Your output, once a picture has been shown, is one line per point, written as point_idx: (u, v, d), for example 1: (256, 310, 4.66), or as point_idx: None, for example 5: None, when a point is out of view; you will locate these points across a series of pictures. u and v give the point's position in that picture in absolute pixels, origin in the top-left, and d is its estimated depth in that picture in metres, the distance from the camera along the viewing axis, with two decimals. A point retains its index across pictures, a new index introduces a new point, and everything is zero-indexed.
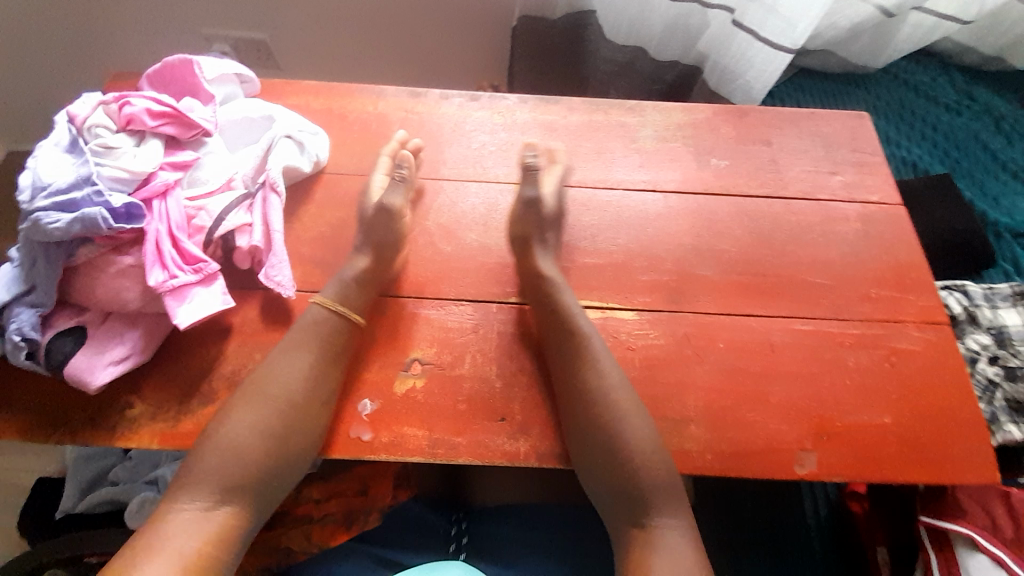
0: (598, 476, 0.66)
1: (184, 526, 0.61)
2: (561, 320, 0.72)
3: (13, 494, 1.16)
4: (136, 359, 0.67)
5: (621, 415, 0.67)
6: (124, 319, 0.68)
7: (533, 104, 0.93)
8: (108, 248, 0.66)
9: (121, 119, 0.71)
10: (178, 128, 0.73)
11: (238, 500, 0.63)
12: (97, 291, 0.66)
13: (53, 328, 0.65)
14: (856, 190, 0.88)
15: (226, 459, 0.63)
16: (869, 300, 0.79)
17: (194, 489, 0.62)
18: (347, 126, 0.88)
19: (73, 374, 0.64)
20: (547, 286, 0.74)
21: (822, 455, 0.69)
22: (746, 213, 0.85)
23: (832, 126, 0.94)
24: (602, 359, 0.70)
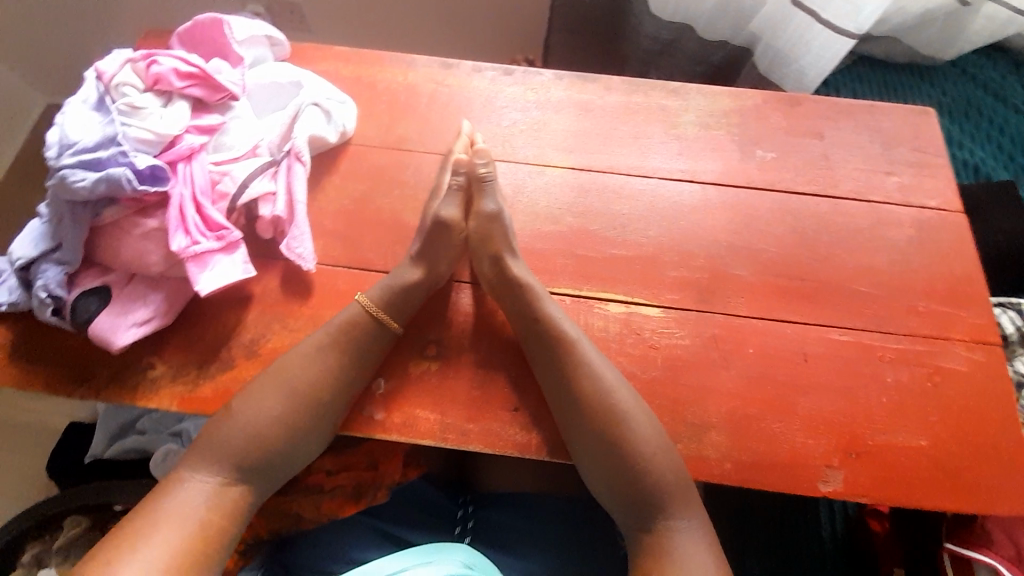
0: (606, 477, 0.64)
1: (194, 496, 0.61)
2: (543, 327, 0.67)
3: (47, 435, 1.22)
4: (157, 322, 0.68)
5: (635, 416, 0.64)
6: (147, 281, 0.68)
7: (569, 81, 0.88)
8: (132, 210, 0.66)
9: (149, 78, 0.70)
10: (206, 90, 0.72)
11: (251, 475, 0.64)
12: (122, 252, 0.66)
13: (78, 286, 0.66)
14: (912, 194, 0.82)
15: (239, 434, 0.64)
16: (915, 313, 0.74)
17: (204, 463, 0.63)
18: (376, 96, 0.86)
19: (97, 333, 0.65)
20: (526, 292, 0.69)
21: (848, 473, 0.66)
22: (790, 211, 0.80)
23: (892, 122, 0.87)
24: (591, 362, 0.66)
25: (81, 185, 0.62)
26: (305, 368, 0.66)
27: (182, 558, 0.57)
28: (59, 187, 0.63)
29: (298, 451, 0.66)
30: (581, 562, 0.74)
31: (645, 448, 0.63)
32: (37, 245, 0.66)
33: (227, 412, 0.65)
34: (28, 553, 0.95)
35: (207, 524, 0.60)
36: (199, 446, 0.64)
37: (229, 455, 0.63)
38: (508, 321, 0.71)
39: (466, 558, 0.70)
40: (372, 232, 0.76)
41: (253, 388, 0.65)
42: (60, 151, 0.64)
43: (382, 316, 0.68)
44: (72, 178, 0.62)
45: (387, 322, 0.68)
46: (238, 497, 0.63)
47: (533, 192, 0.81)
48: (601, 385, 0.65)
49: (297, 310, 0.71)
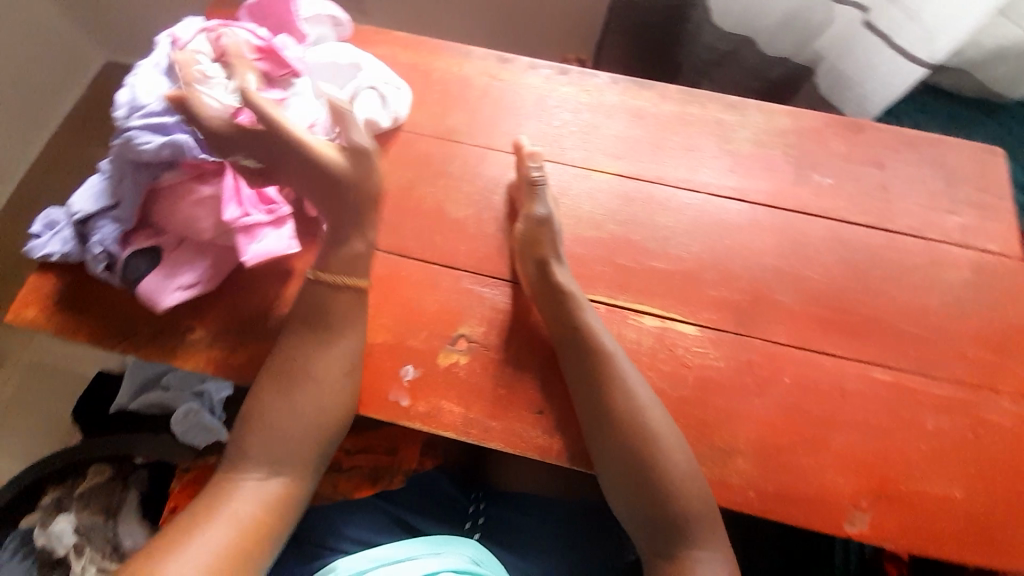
0: (638, 505, 0.63)
1: (243, 493, 0.62)
2: (581, 337, 0.67)
3: (78, 380, 1.27)
4: (202, 288, 0.69)
5: (672, 442, 0.63)
6: (196, 248, 0.69)
7: (624, 86, 0.87)
8: (190, 175, 0.67)
9: (218, 49, 0.71)
10: (271, 65, 0.74)
11: (289, 466, 0.64)
12: (174, 216, 0.67)
13: (131, 245, 0.68)
14: (973, 235, 0.78)
15: (284, 424, 0.65)
16: (964, 360, 0.71)
17: (249, 458, 0.64)
18: (429, 85, 0.86)
19: (144, 293, 0.67)
20: (567, 300, 0.69)
21: (876, 517, 0.63)
22: (842, 241, 0.77)
23: (958, 158, 0.83)
24: (627, 379, 0.66)
25: (146, 148, 0.64)
26: (344, 353, 0.67)
27: (229, 549, 0.58)
28: (125, 147, 0.66)
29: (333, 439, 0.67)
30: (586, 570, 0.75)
31: (681, 476, 0.62)
32: (96, 201, 0.69)
33: (268, 403, 0.66)
34: (48, 497, 0.98)
35: (254, 518, 0.61)
36: (241, 440, 0.65)
37: (270, 448, 0.64)
38: (545, 329, 0.71)
39: (473, 554, 0.71)
40: (414, 219, 0.77)
41: (291, 374, 0.66)
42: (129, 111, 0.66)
43: (352, 277, 0.69)
44: (140, 140, 0.64)
45: (353, 282, 0.69)
46: (281, 490, 0.64)
47: (577, 195, 0.80)
48: (637, 405, 0.65)
49: None
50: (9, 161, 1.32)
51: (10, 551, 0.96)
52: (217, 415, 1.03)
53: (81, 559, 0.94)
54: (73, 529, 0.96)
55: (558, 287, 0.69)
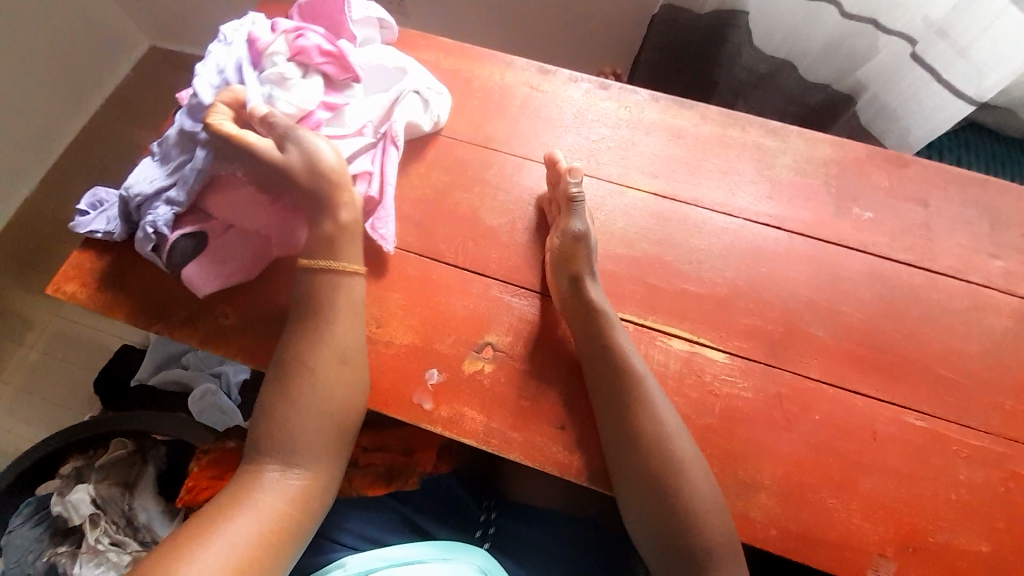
0: (661, 532, 0.62)
1: (266, 486, 0.62)
2: (610, 356, 0.67)
3: (101, 355, 1.30)
4: (245, 276, 0.71)
5: (697, 471, 0.63)
6: (241, 237, 0.71)
7: (664, 104, 0.86)
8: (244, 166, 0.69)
9: (293, 49, 0.74)
10: (337, 68, 0.76)
11: (312, 463, 0.64)
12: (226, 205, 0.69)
13: (177, 229, 0.70)
14: (1016, 281, 0.76)
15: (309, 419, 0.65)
16: (1001, 411, 0.69)
17: (273, 452, 0.64)
18: (470, 91, 0.86)
19: (190, 277, 0.69)
20: (598, 318, 0.68)
21: (902, 567, 0.62)
22: (881, 278, 0.76)
23: (1005, 201, 0.81)
24: (655, 402, 0.65)
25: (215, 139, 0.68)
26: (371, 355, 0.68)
27: (253, 542, 0.59)
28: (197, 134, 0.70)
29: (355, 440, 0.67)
30: None
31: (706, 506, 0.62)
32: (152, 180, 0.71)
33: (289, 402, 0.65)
34: (69, 465, 1.00)
35: (276, 513, 0.61)
36: (261, 439, 0.65)
37: (291, 449, 0.64)
38: (574, 345, 0.70)
39: (482, 563, 0.71)
40: (448, 223, 0.77)
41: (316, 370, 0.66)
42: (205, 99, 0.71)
43: (339, 262, 0.68)
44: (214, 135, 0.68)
45: (347, 267, 0.69)
46: (303, 486, 0.63)
47: (611, 212, 0.79)
48: (664, 431, 0.64)
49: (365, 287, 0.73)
50: (51, 136, 1.36)
51: (24, 517, 0.97)
52: (233, 397, 1.05)
53: (95, 530, 0.95)
54: (90, 499, 0.97)
55: (588, 303, 0.69)
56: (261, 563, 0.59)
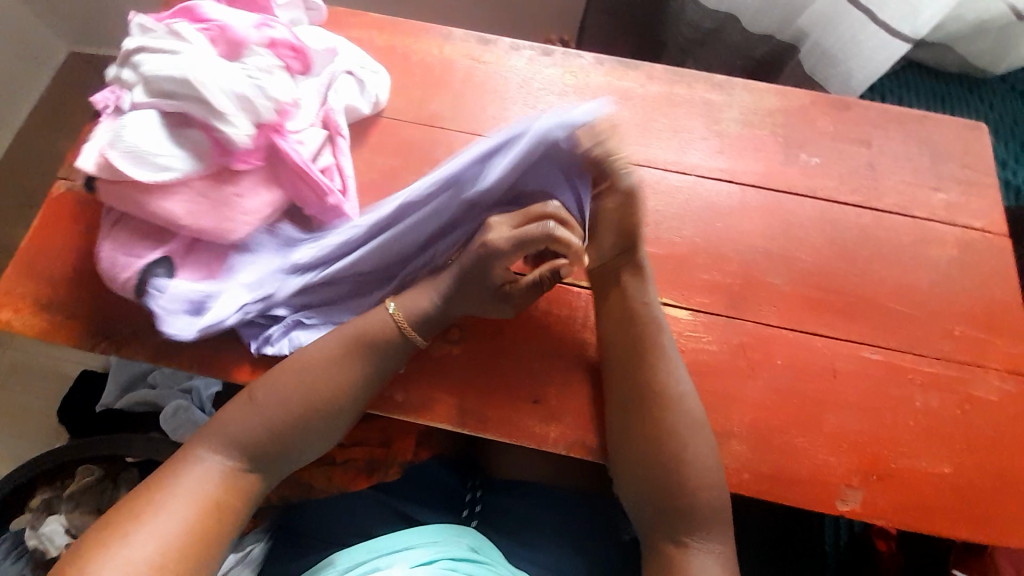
0: (640, 491, 0.64)
1: (203, 475, 0.59)
2: (633, 328, 0.66)
3: (62, 381, 1.24)
4: None
5: (685, 432, 0.63)
6: (211, 251, 0.66)
7: (609, 67, 0.85)
8: (211, 175, 0.64)
9: (228, 47, 0.66)
10: (299, 65, 0.73)
11: (273, 462, 0.62)
12: (194, 217, 0.63)
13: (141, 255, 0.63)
14: (959, 212, 0.79)
15: (268, 416, 0.62)
16: (951, 337, 0.72)
17: (224, 445, 0.61)
18: (408, 68, 0.83)
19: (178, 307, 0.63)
20: (637, 302, 0.67)
21: (868, 494, 0.65)
22: (832, 221, 0.77)
23: (944, 135, 0.84)
24: (670, 377, 0.65)
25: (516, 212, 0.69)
26: (372, 369, 0.65)
27: (192, 535, 0.56)
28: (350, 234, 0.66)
29: (330, 435, 0.64)
30: (586, 552, 0.75)
31: (692, 461, 0.62)
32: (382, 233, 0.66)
33: (261, 390, 0.63)
34: (38, 499, 0.96)
35: (216, 504, 0.59)
36: (220, 422, 0.62)
37: (255, 438, 0.61)
38: (604, 314, 0.69)
39: (472, 543, 0.71)
40: None
41: (296, 376, 0.63)
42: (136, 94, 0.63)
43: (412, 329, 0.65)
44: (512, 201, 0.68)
45: (410, 332, 0.65)
46: (250, 480, 0.61)
47: None
48: (660, 401, 0.64)
49: None
50: None
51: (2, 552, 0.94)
52: (208, 410, 1.01)
53: None
54: (65, 530, 0.93)
55: (619, 265, 0.68)
56: (196, 561, 0.56)
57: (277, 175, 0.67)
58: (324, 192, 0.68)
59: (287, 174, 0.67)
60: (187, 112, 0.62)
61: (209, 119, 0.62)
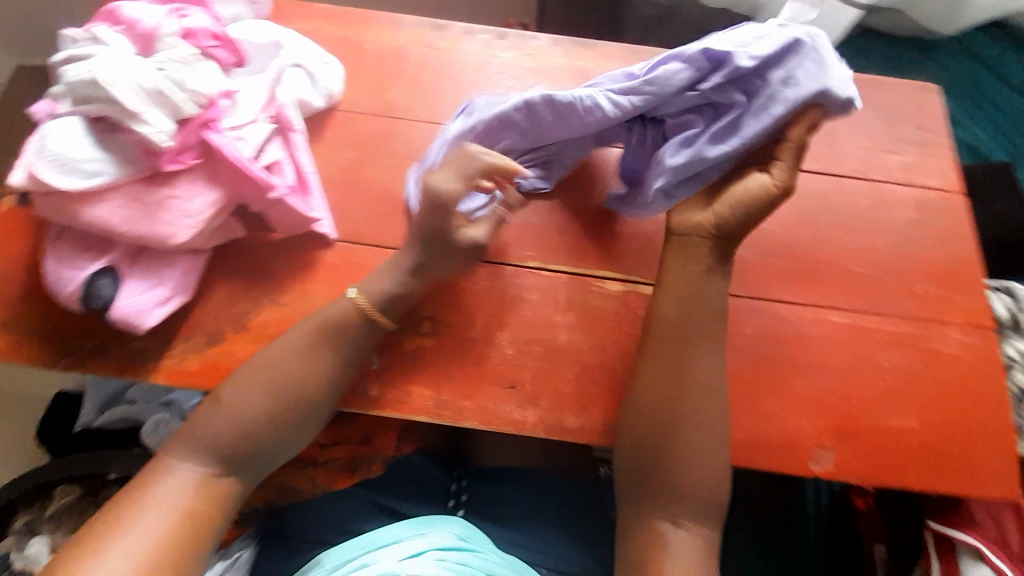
0: (630, 471, 0.63)
1: (176, 483, 0.58)
2: (688, 313, 0.65)
3: (34, 405, 1.20)
4: (178, 300, 0.65)
5: (661, 405, 0.63)
6: (158, 259, 0.64)
7: (566, 48, 0.85)
8: (141, 177, 0.61)
9: (142, 43, 0.64)
10: (228, 54, 0.71)
11: (245, 464, 0.61)
12: (130, 224, 0.61)
13: (85, 268, 0.61)
14: (915, 173, 0.80)
15: (236, 418, 0.61)
16: (912, 296, 0.74)
17: (194, 451, 0.60)
18: (362, 59, 0.82)
19: (121, 316, 0.61)
20: (699, 288, 0.66)
21: (840, 453, 0.66)
22: (793, 190, 0.78)
23: (898, 99, 0.85)
24: (685, 360, 0.64)
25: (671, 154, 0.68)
26: (340, 362, 0.64)
27: (166, 545, 0.55)
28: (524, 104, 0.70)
29: (304, 433, 0.63)
30: (576, 532, 0.76)
31: (670, 433, 0.63)
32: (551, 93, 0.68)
33: (234, 390, 0.62)
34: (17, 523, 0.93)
35: (189, 511, 0.57)
36: (191, 426, 0.61)
37: (227, 439, 0.60)
38: (693, 294, 0.66)
39: (461, 531, 0.71)
40: (364, 203, 0.73)
41: (263, 376, 0.62)
42: (60, 103, 0.61)
43: (378, 316, 0.65)
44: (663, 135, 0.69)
45: (380, 321, 0.65)
46: (224, 484, 0.60)
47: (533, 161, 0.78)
48: (645, 380, 0.64)
49: (287, 284, 0.69)
50: None
51: None
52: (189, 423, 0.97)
53: None
54: (50, 550, 0.92)
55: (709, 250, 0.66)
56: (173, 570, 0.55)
57: (215, 172, 0.64)
58: (264, 187, 0.65)
59: (225, 170, 0.64)
60: (105, 115, 0.59)
61: (127, 121, 0.59)
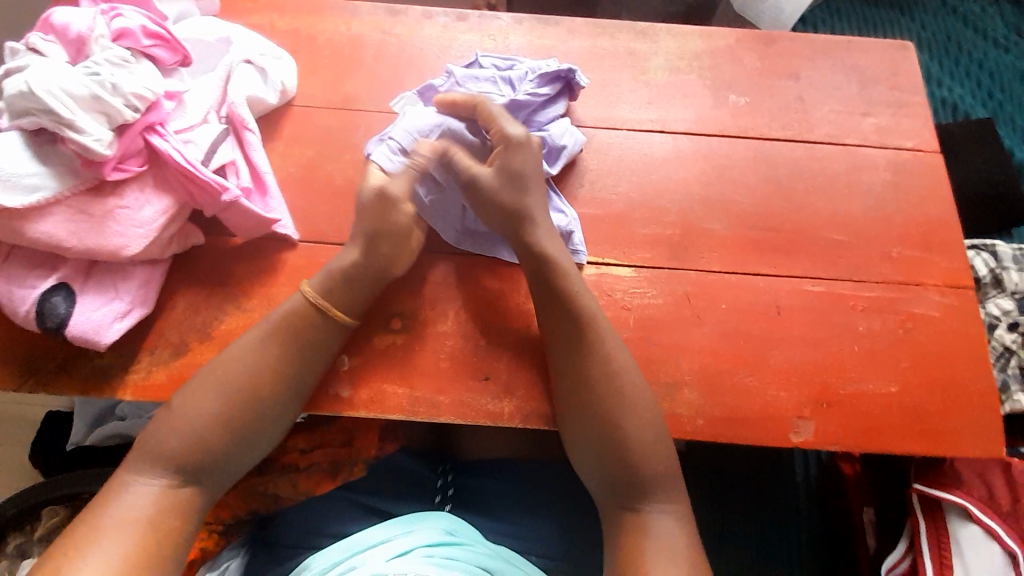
0: (597, 463, 0.62)
1: (137, 499, 0.56)
2: (562, 306, 0.64)
3: None
4: (138, 313, 0.63)
5: (629, 388, 0.62)
6: (112, 272, 0.62)
7: (528, 26, 0.82)
8: (85, 188, 0.59)
9: (74, 49, 0.61)
10: (168, 53, 0.67)
11: (208, 474, 0.59)
12: (78, 237, 0.58)
13: (36, 286, 0.60)
14: (889, 135, 0.79)
15: (194, 430, 0.59)
16: (889, 260, 0.72)
17: (154, 465, 0.58)
18: (316, 51, 0.79)
19: (77, 334, 0.59)
20: (562, 288, 0.64)
21: (819, 423, 0.66)
22: (766, 160, 0.77)
23: (871, 59, 0.83)
24: (606, 346, 0.63)
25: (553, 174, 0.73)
26: (305, 366, 0.63)
27: (129, 562, 0.53)
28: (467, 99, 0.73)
29: (266, 438, 0.62)
30: (564, 516, 0.75)
31: (640, 418, 0.62)
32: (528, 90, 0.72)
33: (190, 399, 0.60)
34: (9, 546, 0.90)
35: (152, 527, 0.55)
36: (147, 441, 0.59)
37: (185, 449, 0.59)
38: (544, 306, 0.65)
39: (446, 524, 0.70)
40: (325, 200, 0.71)
41: (220, 385, 0.61)
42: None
43: (333, 309, 0.63)
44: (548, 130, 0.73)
45: (339, 316, 0.63)
46: (187, 496, 0.58)
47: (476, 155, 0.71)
48: (605, 368, 0.63)
49: (250, 288, 0.67)
50: None
51: None
52: None
53: None
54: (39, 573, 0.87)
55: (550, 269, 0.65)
56: None
57: (163, 178, 0.62)
58: (216, 190, 0.62)
59: (174, 176, 0.62)
60: (41, 125, 0.57)
61: (61, 130, 0.56)
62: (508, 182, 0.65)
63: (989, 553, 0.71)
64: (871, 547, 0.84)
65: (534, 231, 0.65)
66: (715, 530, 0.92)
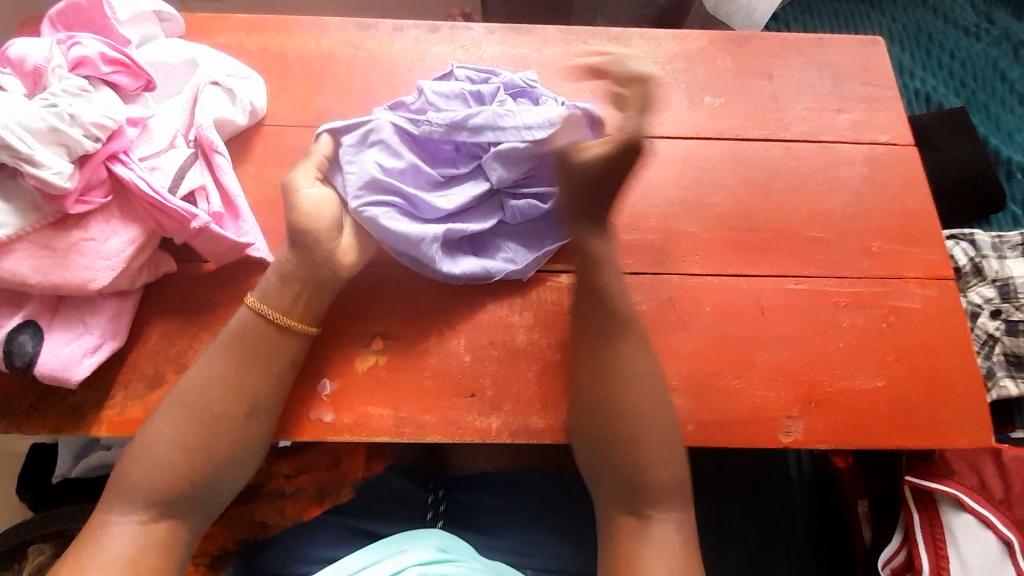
0: (609, 461, 0.61)
1: (114, 536, 0.55)
2: (598, 302, 0.65)
3: None
4: (110, 346, 0.62)
5: (626, 391, 0.61)
6: (81, 306, 0.60)
7: (501, 35, 0.81)
8: (48, 222, 0.57)
9: (31, 80, 0.60)
10: (130, 79, 0.66)
11: (184, 505, 0.57)
12: (42, 273, 0.57)
13: (2, 325, 0.58)
14: (864, 130, 0.79)
15: (167, 460, 0.57)
16: (870, 254, 0.73)
17: (126, 500, 0.56)
18: (287, 69, 0.78)
19: (46, 372, 0.58)
20: (600, 282, 0.65)
21: (809, 422, 0.65)
22: (743, 160, 0.76)
23: (842, 55, 0.83)
24: (635, 340, 0.64)
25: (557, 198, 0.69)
26: (275, 387, 0.61)
27: None
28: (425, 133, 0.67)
29: (248, 463, 0.60)
30: (559, 527, 0.74)
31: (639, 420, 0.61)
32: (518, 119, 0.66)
33: (163, 427, 0.58)
34: None
35: (130, 563, 0.54)
36: (119, 478, 0.57)
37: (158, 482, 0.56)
38: (588, 306, 0.65)
39: (440, 541, 0.68)
40: None
41: (188, 414, 0.59)
42: None
43: (283, 313, 0.62)
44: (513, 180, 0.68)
45: (297, 326, 0.62)
46: (163, 528, 0.56)
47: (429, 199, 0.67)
48: (633, 365, 0.63)
49: (225, 314, 0.66)
50: None
51: None
52: None
53: None
54: None
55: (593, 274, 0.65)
56: None
57: (129, 207, 0.61)
58: (185, 218, 0.61)
59: (141, 205, 0.61)
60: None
61: (19, 166, 0.54)
62: (574, 196, 0.64)
63: (983, 541, 0.72)
64: (866, 538, 0.85)
65: (590, 241, 0.65)
66: (711, 530, 0.92)
